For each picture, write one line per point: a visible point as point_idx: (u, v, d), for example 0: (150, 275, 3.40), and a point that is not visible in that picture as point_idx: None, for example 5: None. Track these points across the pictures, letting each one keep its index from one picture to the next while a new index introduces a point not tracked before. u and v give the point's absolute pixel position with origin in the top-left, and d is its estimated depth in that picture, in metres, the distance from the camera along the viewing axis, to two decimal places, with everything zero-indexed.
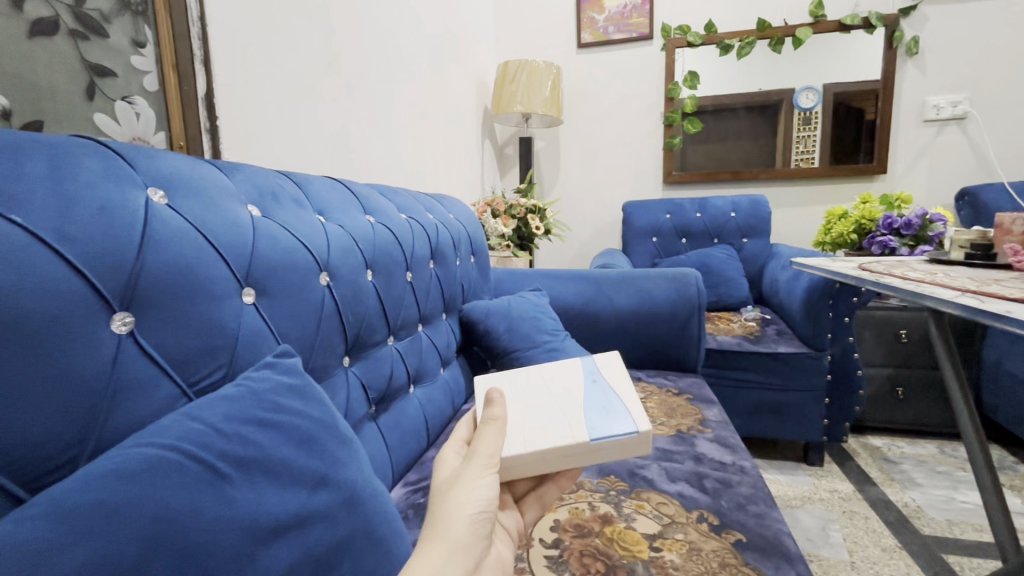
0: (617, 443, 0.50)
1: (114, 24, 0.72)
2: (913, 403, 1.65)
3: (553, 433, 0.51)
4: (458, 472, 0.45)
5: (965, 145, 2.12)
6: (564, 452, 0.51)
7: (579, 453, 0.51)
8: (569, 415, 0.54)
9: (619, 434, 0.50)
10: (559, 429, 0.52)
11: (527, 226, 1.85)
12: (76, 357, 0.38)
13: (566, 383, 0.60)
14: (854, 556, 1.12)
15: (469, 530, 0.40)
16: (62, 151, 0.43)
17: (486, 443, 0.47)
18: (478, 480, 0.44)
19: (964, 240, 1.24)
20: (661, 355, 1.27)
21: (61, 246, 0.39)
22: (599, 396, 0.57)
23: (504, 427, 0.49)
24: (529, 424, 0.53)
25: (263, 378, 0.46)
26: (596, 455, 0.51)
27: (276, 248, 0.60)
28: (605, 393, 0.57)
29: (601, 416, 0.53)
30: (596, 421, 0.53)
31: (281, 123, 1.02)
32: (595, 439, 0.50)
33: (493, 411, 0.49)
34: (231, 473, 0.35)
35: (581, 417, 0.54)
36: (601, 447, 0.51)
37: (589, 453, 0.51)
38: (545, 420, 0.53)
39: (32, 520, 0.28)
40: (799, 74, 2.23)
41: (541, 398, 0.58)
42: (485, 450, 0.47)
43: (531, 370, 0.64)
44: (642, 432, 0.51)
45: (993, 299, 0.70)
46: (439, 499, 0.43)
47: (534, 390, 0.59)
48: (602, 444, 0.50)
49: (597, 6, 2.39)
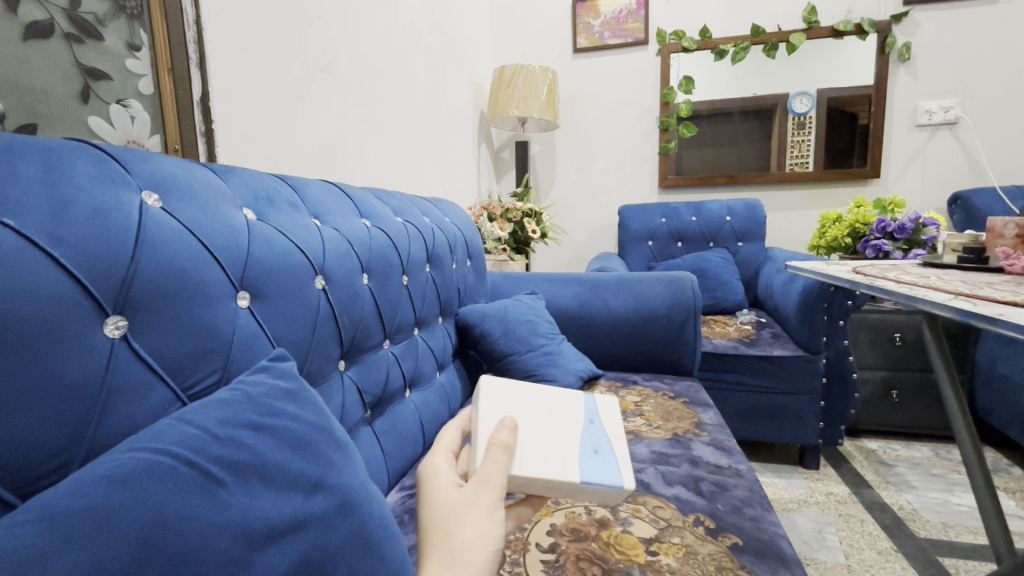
0: (600, 492, 0.51)
1: (109, 27, 0.72)
2: (908, 406, 1.65)
3: (548, 464, 0.51)
4: (464, 504, 0.43)
5: (956, 150, 2.15)
6: (552, 485, 0.50)
7: (565, 489, 0.51)
8: (564, 451, 0.53)
9: (606, 484, 0.51)
10: (554, 460, 0.51)
11: (524, 230, 1.86)
12: (69, 361, 0.38)
13: (565, 420, 0.59)
14: (850, 559, 1.12)
15: (487, 569, 0.39)
16: (55, 154, 0.43)
17: (492, 470, 0.45)
18: (490, 512, 0.42)
19: (957, 242, 1.26)
20: (657, 358, 1.26)
21: (54, 248, 0.39)
22: (594, 440, 0.57)
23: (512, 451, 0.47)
24: (529, 447, 0.52)
25: (257, 383, 0.46)
26: (574, 495, 0.52)
27: (271, 251, 0.60)
28: (600, 437, 0.58)
29: (592, 462, 0.53)
30: (587, 465, 0.52)
31: (276, 127, 1.02)
32: (584, 483, 0.50)
33: (501, 440, 0.47)
34: (226, 478, 0.35)
35: (574, 457, 0.53)
36: (585, 494, 0.51)
37: (574, 491, 0.51)
38: (541, 446, 0.53)
39: (23, 526, 0.28)
40: (792, 80, 2.25)
41: (540, 418, 0.58)
42: (493, 479, 0.44)
43: (539, 394, 0.63)
44: (626, 489, 0.50)
45: (985, 301, 0.71)
46: (448, 532, 0.40)
47: (533, 413, 0.58)
48: (589, 488, 0.50)
49: (593, 11, 2.40)
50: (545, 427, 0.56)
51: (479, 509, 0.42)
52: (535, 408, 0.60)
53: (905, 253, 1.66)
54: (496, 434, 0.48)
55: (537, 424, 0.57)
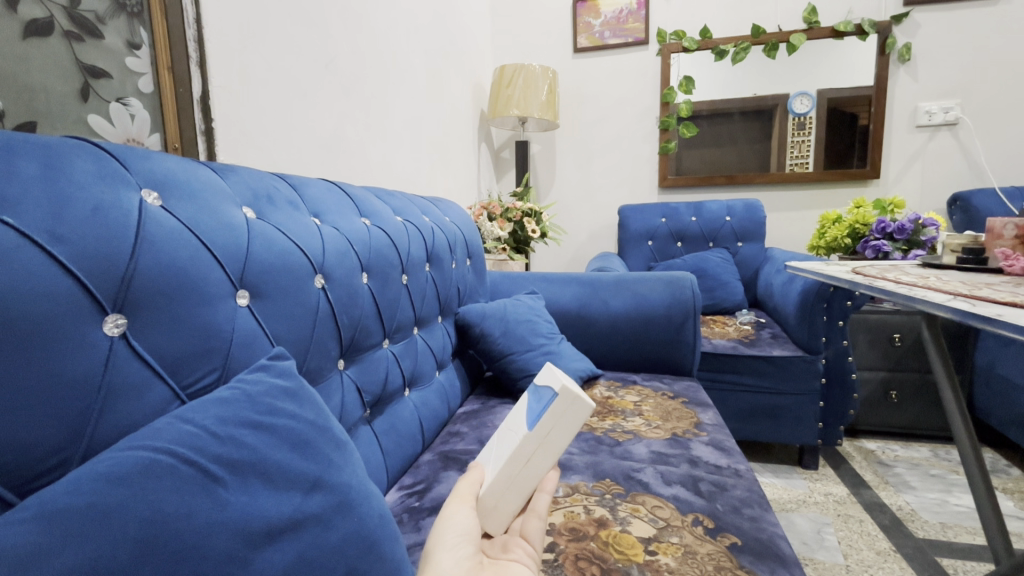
0: (551, 414, 0.55)
1: (108, 25, 0.72)
2: (907, 407, 1.65)
3: (507, 451, 0.57)
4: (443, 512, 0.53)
5: (956, 151, 2.15)
6: (524, 456, 0.55)
7: (535, 447, 0.55)
8: (516, 430, 0.58)
9: (546, 407, 0.55)
10: (512, 444, 0.57)
11: (524, 229, 1.86)
12: (67, 358, 0.38)
13: (516, 409, 0.64)
14: (848, 560, 1.12)
15: (453, 553, 0.47)
16: (55, 152, 0.43)
17: (462, 486, 0.55)
18: (457, 510, 0.52)
19: (956, 243, 1.26)
20: (656, 359, 1.27)
21: (54, 246, 0.39)
22: (535, 393, 0.61)
23: (477, 477, 0.56)
24: (494, 461, 0.58)
25: (256, 381, 0.46)
26: (550, 444, 0.56)
27: (271, 249, 0.60)
28: (535, 387, 0.62)
29: (534, 409, 0.58)
30: (532, 415, 0.57)
31: (277, 126, 1.02)
32: (534, 428, 0.55)
33: (468, 472, 0.57)
34: (225, 476, 0.35)
35: (524, 420, 0.58)
36: (550, 429, 0.55)
37: (542, 441, 0.55)
38: (503, 450, 0.58)
39: (22, 523, 0.28)
40: (793, 80, 2.25)
41: (500, 436, 0.63)
42: (460, 490, 0.55)
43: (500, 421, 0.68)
44: (559, 390, 0.55)
45: (984, 302, 0.71)
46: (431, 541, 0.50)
47: (496, 435, 0.64)
48: (541, 425, 0.55)
49: (593, 10, 2.40)
50: (504, 436, 0.62)
51: (447, 506, 0.52)
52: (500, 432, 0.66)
53: (904, 253, 1.67)
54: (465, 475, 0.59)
55: (500, 441, 0.62)
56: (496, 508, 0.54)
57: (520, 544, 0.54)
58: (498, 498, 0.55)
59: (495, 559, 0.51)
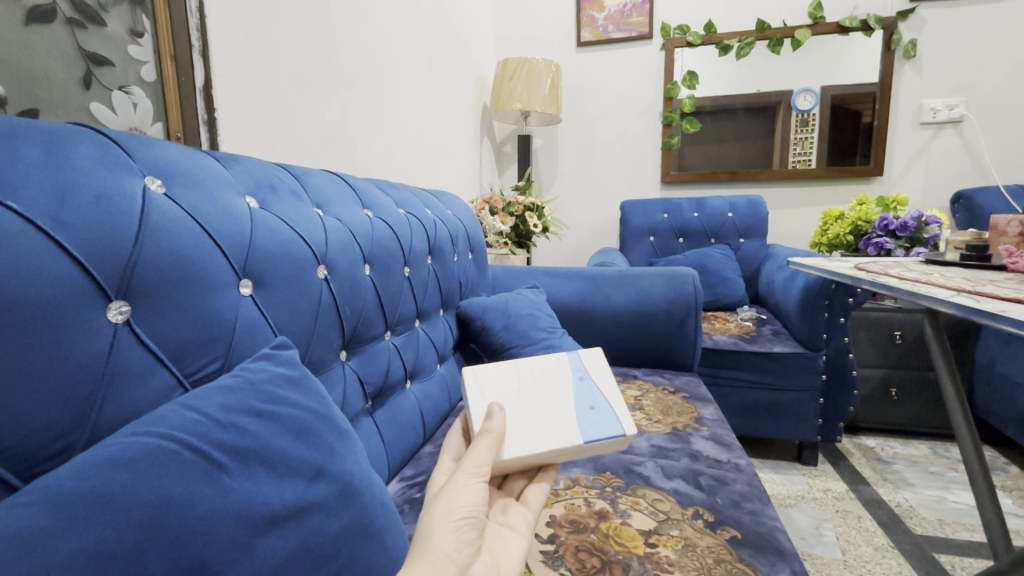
0: (605, 442, 0.60)
1: (110, 12, 0.72)
2: (907, 403, 1.65)
3: (548, 438, 0.59)
4: (449, 478, 0.50)
5: (960, 148, 2.14)
6: (561, 454, 0.59)
7: (573, 452, 0.60)
8: (562, 420, 0.61)
9: (609, 437, 0.60)
10: (554, 432, 0.59)
11: (525, 224, 1.85)
12: (71, 344, 0.38)
13: (555, 384, 0.66)
14: (846, 555, 1.13)
15: (457, 539, 0.43)
16: (57, 137, 0.43)
17: (478, 453, 0.52)
18: (470, 481, 0.49)
19: (959, 240, 1.26)
20: (656, 353, 1.27)
21: (56, 232, 0.39)
22: (588, 396, 0.65)
23: (498, 439, 0.55)
24: (523, 429, 0.59)
25: (260, 369, 0.45)
26: (583, 453, 0.61)
27: (273, 238, 0.60)
28: (591, 390, 0.66)
29: (592, 420, 0.61)
30: (588, 426, 0.61)
31: (280, 115, 1.01)
32: (587, 443, 0.59)
33: (490, 425, 0.55)
34: (228, 463, 0.35)
35: (574, 421, 0.61)
36: (593, 448, 0.61)
37: (581, 452, 0.60)
38: (537, 423, 0.60)
39: (27, 506, 0.28)
40: (798, 75, 2.24)
41: (526, 392, 0.64)
42: (476, 459, 0.51)
43: (515, 360, 0.68)
44: (627, 436, 0.60)
45: (987, 298, 0.71)
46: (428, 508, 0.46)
47: (518, 387, 0.64)
48: (590, 445, 0.60)
49: (597, 5, 2.39)
50: (532, 399, 0.63)
51: (456, 479, 0.49)
52: (519, 379, 0.65)
53: (907, 250, 1.66)
54: (483, 422, 0.56)
55: (523, 397, 0.63)
56: (504, 469, 0.58)
57: (518, 509, 0.57)
58: (509, 463, 0.57)
59: (495, 521, 0.55)
